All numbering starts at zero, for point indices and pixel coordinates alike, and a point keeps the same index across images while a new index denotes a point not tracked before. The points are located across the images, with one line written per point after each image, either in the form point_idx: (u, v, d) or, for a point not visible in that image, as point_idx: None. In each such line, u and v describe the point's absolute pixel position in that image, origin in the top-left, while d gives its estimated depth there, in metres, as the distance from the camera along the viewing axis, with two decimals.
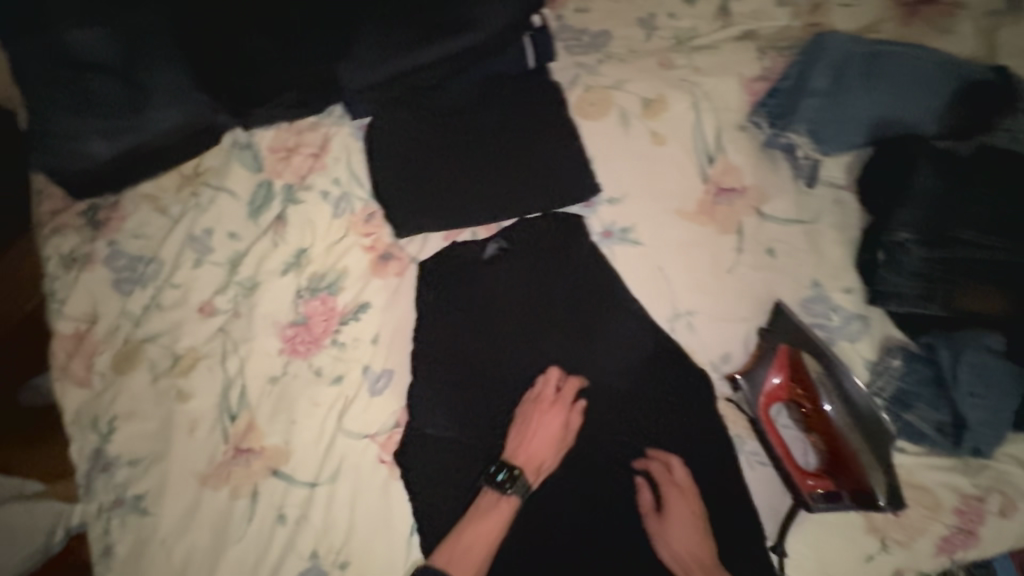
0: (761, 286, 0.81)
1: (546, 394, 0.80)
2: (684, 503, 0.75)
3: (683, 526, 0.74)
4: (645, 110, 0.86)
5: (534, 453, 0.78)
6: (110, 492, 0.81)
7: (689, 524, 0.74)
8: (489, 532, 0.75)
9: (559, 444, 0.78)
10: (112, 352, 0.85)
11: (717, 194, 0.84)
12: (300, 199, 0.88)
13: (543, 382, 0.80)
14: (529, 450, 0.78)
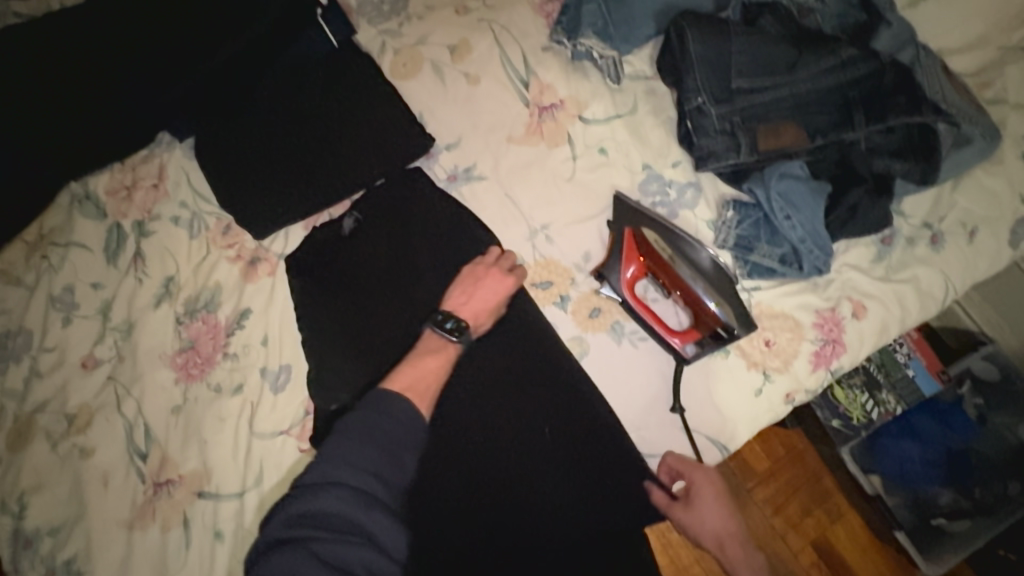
0: (600, 184, 0.88)
1: (495, 257, 0.83)
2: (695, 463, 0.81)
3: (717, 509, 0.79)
4: (453, 55, 0.91)
5: (482, 308, 0.79)
6: (35, 570, 0.80)
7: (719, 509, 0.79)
8: (434, 373, 0.75)
9: (495, 298, 0.80)
10: (3, 434, 0.84)
11: (540, 114, 0.90)
12: (152, 230, 0.89)
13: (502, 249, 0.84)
14: (474, 304, 0.79)
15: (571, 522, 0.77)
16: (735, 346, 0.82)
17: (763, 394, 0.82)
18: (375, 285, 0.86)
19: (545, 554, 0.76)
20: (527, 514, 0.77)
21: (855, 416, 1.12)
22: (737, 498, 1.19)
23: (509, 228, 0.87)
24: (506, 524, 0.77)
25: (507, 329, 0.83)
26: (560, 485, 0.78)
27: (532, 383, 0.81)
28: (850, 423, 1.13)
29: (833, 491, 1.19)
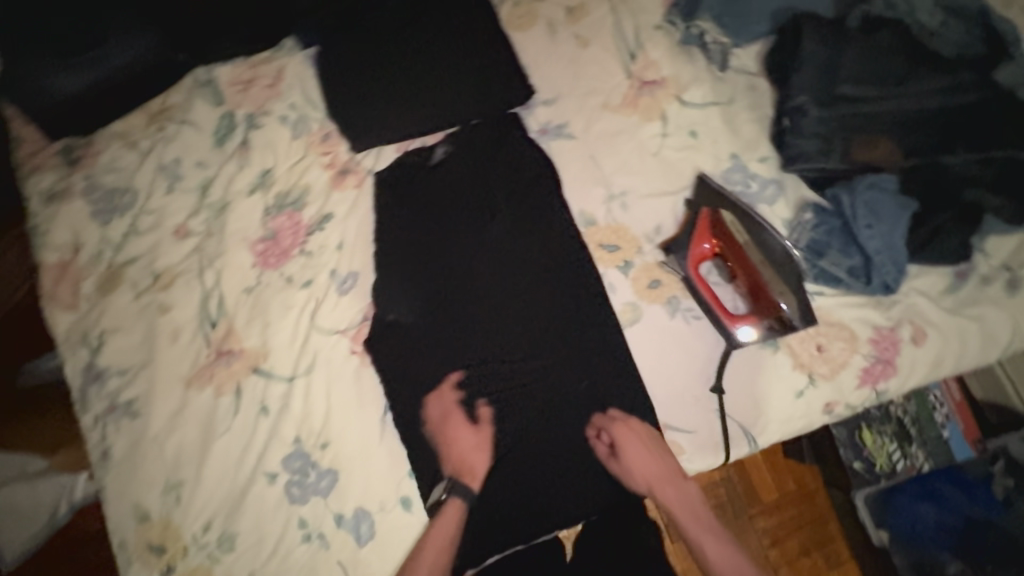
0: (685, 164, 0.90)
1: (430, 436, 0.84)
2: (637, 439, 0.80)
3: (644, 454, 0.79)
4: (569, 17, 0.96)
5: (470, 471, 0.82)
6: (103, 401, 0.88)
7: (646, 450, 0.80)
8: (448, 534, 0.79)
9: (475, 452, 0.83)
10: (95, 277, 0.92)
11: (640, 87, 0.93)
12: (261, 124, 0.96)
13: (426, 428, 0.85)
14: (461, 470, 0.82)
15: (589, 472, 0.83)
16: (786, 343, 0.83)
17: (803, 396, 0.82)
18: (452, 215, 0.90)
19: (558, 495, 0.82)
20: (550, 455, 0.83)
21: (880, 463, 1.10)
22: (738, 521, 1.18)
23: (588, 187, 0.90)
24: (526, 460, 0.83)
25: (567, 281, 0.86)
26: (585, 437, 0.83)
27: (580, 335, 0.84)
28: (871, 468, 1.10)
29: (835, 538, 1.18)
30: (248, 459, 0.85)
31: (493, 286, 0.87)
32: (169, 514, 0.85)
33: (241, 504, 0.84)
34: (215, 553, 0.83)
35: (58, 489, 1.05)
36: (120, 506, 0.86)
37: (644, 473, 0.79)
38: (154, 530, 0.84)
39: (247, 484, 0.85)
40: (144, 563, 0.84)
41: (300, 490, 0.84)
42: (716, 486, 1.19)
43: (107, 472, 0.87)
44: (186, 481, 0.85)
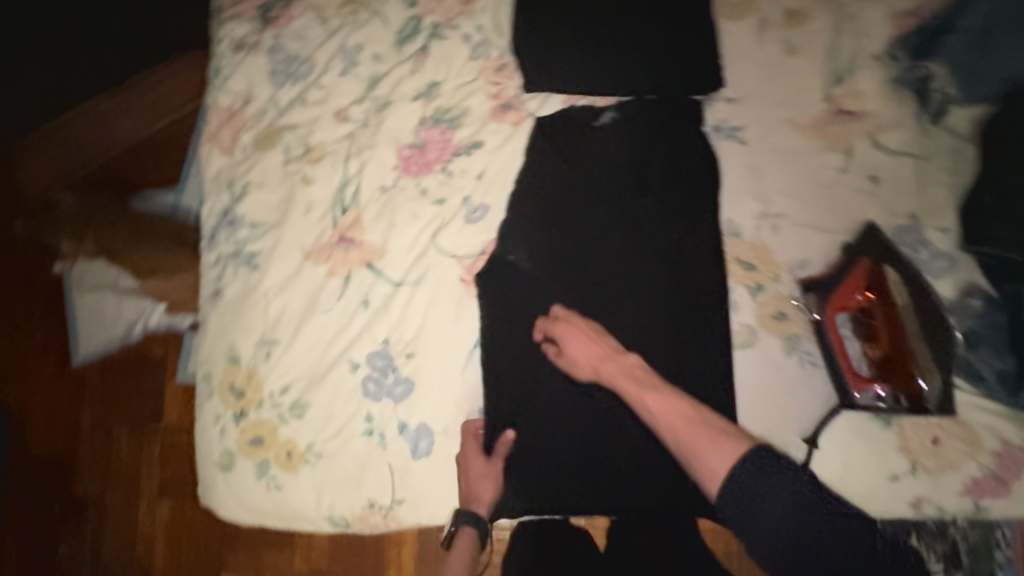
0: (856, 207, 0.84)
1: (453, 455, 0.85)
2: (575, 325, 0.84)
3: (586, 343, 0.82)
4: (786, 19, 0.90)
5: (481, 494, 0.83)
6: (229, 245, 0.94)
7: (586, 340, 0.82)
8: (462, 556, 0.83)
9: (484, 480, 0.83)
10: (254, 132, 0.97)
11: (835, 114, 0.87)
12: (445, 36, 0.97)
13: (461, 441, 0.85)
14: (473, 491, 0.83)
15: (646, 470, 0.84)
16: (899, 423, 0.78)
17: (897, 480, 0.77)
18: (599, 182, 0.89)
19: (608, 480, 0.84)
20: (615, 441, 0.84)
21: None
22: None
23: (744, 199, 0.86)
24: (590, 438, 0.85)
25: (692, 284, 0.84)
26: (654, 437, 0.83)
27: (685, 339, 0.83)
28: None
29: None
30: (337, 344, 0.89)
31: (617, 264, 0.87)
32: (256, 366, 0.90)
33: (319, 381, 0.88)
34: (285, 415, 0.88)
35: (138, 309, 1.29)
36: (217, 343, 0.92)
37: (587, 360, 0.82)
38: (239, 375, 0.90)
39: (330, 366, 0.89)
40: (222, 401, 0.90)
41: (376, 387, 0.87)
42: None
43: (216, 310, 0.93)
44: (279, 342, 0.90)
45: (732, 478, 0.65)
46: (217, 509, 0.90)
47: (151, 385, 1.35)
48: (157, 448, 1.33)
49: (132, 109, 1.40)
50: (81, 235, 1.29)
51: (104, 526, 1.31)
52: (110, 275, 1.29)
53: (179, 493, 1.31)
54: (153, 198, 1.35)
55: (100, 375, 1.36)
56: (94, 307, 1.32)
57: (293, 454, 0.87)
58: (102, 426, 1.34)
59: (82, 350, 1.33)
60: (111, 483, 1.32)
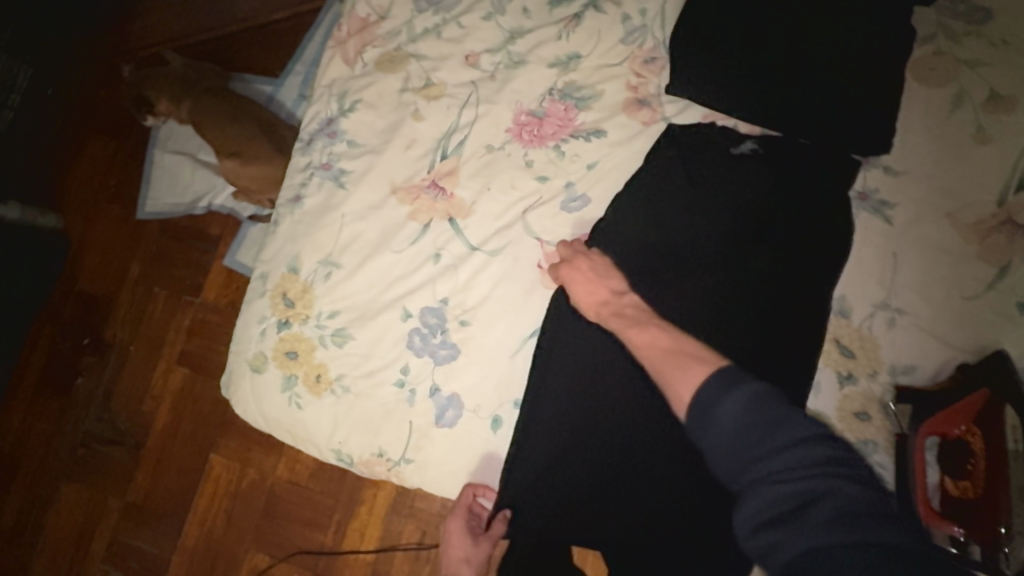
0: (990, 331, 0.74)
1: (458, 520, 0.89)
2: (584, 264, 0.80)
3: (590, 281, 0.78)
4: (985, 102, 0.79)
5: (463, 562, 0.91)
6: (323, 155, 0.92)
7: (591, 282, 0.78)
8: None
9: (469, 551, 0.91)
10: (381, 51, 0.94)
11: (1003, 224, 0.77)
12: (603, 10, 0.90)
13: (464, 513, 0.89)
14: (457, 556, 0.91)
15: (660, 527, 0.77)
16: None
17: None
18: (714, 213, 0.82)
19: (622, 524, 0.77)
20: (637, 484, 0.77)
21: None
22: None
23: (866, 281, 0.78)
24: (619, 474, 0.78)
25: (777, 351, 0.78)
26: (680, 496, 0.77)
27: None
28: None
29: None
30: (396, 288, 0.87)
31: (704, 303, 0.80)
32: (313, 283, 0.89)
33: (369, 318, 0.86)
34: (326, 339, 0.87)
35: (209, 185, 1.35)
36: (282, 248, 0.91)
37: (589, 300, 0.78)
38: (294, 285, 0.89)
39: (384, 306, 0.86)
40: (271, 305, 0.90)
41: (421, 342, 0.84)
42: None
43: (291, 215, 0.92)
44: (342, 267, 0.88)
45: (692, 401, 0.61)
46: (236, 405, 0.91)
47: (197, 260, 1.37)
48: (185, 321, 1.36)
49: None
50: (177, 99, 1.29)
51: (121, 376, 1.36)
52: (195, 144, 1.37)
53: (194, 370, 1.34)
54: (253, 84, 1.37)
55: (156, 235, 1.39)
56: (168, 170, 1.37)
57: (321, 379, 0.86)
58: (144, 284, 1.39)
59: (149, 207, 1.36)
60: (139, 339, 1.37)
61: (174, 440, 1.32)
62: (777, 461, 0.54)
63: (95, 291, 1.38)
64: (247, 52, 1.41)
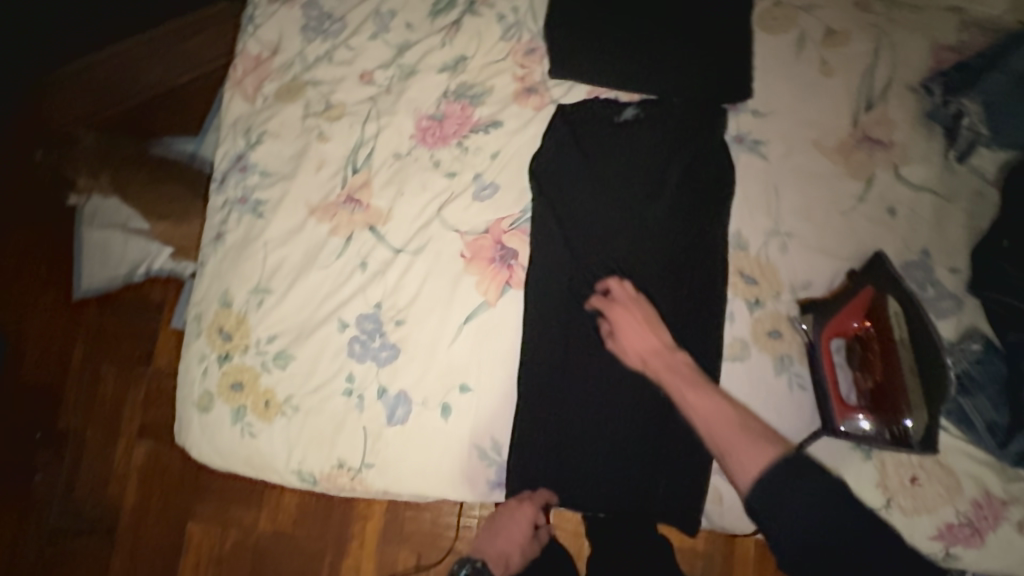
0: (868, 236, 0.82)
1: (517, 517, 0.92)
2: (638, 310, 0.83)
3: (641, 334, 0.81)
4: (824, 39, 0.89)
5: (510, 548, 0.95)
6: (237, 190, 0.95)
7: (640, 326, 0.82)
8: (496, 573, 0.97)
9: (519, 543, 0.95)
10: (278, 83, 0.98)
11: (861, 141, 0.85)
12: (479, 13, 0.97)
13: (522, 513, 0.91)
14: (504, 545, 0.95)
15: (620, 473, 0.83)
16: (880, 458, 0.77)
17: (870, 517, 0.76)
18: (615, 180, 0.88)
19: (589, 479, 0.83)
20: (592, 438, 0.84)
21: None
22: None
23: (754, 214, 0.85)
24: (574, 436, 0.84)
25: (692, 292, 0.84)
26: (630, 442, 0.83)
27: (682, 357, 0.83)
28: None
29: None
30: (330, 302, 0.89)
31: (622, 263, 0.87)
32: (246, 313, 0.90)
33: (307, 335, 0.88)
34: (268, 364, 0.88)
35: (145, 252, 1.32)
36: (212, 286, 0.93)
37: (635, 346, 0.81)
38: (229, 319, 0.90)
39: (320, 321, 0.88)
40: (209, 341, 0.91)
41: (361, 349, 0.87)
42: (694, 555, 1.12)
43: (215, 252, 0.94)
44: (272, 293, 0.90)
45: (762, 481, 0.69)
46: (191, 450, 0.91)
47: (145, 329, 1.37)
48: (142, 392, 1.35)
49: (166, 56, 1.42)
50: (96, 172, 1.28)
51: (80, 462, 1.32)
52: (124, 215, 1.31)
53: (159, 439, 1.33)
54: (173, 145, 1.38)
55: (97, 311, 1.37)
56: (100, 245, 1.33)
57: (270, 404, 0.87)
58: (91, 364, 1.36)
59: (84, 284, 1.34)
60: (95, 422, 1.33)
61: (149, 514, 1.29)
62: (823, 504, 0.66)
63: (39, 381, 1.32)
64: (161, 115, 1.42)
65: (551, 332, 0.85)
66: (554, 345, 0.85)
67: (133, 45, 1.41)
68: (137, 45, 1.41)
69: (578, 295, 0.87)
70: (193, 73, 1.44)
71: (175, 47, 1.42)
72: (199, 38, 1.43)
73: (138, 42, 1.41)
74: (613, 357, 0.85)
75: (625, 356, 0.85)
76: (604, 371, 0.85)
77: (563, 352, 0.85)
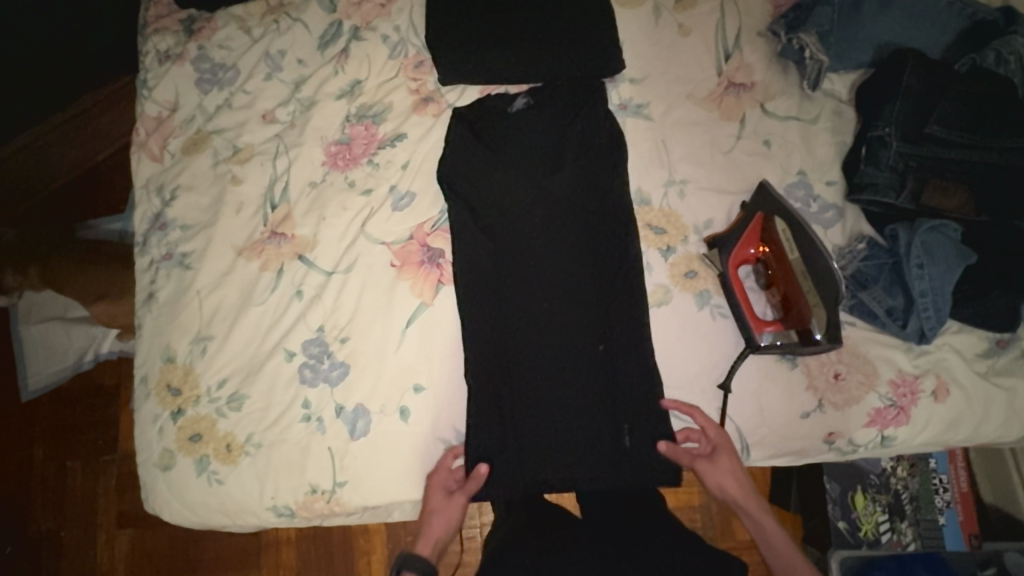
0: (751, 169, 0.91)
1: (431, 481, 0.85)
2: (726, 452, 0.83)
3: (725, 480, 0.83)
4: (676, 5, 0.98)
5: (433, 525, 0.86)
6: (161, 248, 0.96)
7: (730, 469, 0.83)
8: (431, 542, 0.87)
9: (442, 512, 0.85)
10: (183, 138, 1.00)
11: (727, 87, 0.94)
12: (364, 38, 1.02)
13: (434, 472, 0.86)
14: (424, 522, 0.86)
15: (582, 435, 0.87)
16: (803, 362, 0.84)
17: (809, 419, 0.83)
18: (520, 165, 0.94)
19: (557, 448, 0.86)
20: (550, 409, 0.87)
21: (864, 529, 1.11)
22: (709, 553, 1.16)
23: (649, 170, 0.92)
24: (531, 412, 0.88)
25: (611, 253, 0.90)
26: (585, 402, 0.87)
27: (614, 313, 0.88)
28: (856, 532, 1.12)
29: None
30: (273, 334, 0.91)
31: (545, 242, 0.92)
32: (192, 363, 0.91)
33: (257, 371, 0.90)
34: (223, 408, 0.89)
35: (89, 338, 1.31)
36: (153, 345, 0.93)
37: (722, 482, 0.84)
38: (175, 373, 0.91)
39: (267, 355, 0.90)
40: (159, 401, 0.91)
41: (312, 373, 0.89)
42: (693, 510, 1.17)
43: (150, 312, 0.94)
44: (214, 338, 0.91)
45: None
46: (162, 512, 0.90)
47: (105, 415, 1.34)
48: (113, 479, 1.31)
49: (72, 141, 1.38)
50: (24, 267, 1.23)
51: (60, 565, 1.27)
52: (60, 304, 1.31)
53: (139, 525, 1.29)
54: (101, 226, 1.37)
55: (51, 407, 1.34)
56: (41, 341, 1.30)
57: (232, 447, 0.88)
58: (55, 462, 1.32)
59: (32, 385, 1.30)
60: (69, 520, 1.29)
61: None
62: None
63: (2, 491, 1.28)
64: (82, 200, 1.41)
65: (489, 317, 0.90)
66: (495, 329, 0.90)
67: (38, 137, 1.32)
68: (39, 135, 1.32)
69: (509, 278, 0.91)
70: (109, 152, 1.44)
71: (84, 130, 1.38)
72: (106, 116, 1.40)
73: (40, 132, 1.32)
74: (554, 328, 0.90)
75: (564, 325, 0.89)
76: (546, 345, 0.89)
77: (505, 334, 0.90)
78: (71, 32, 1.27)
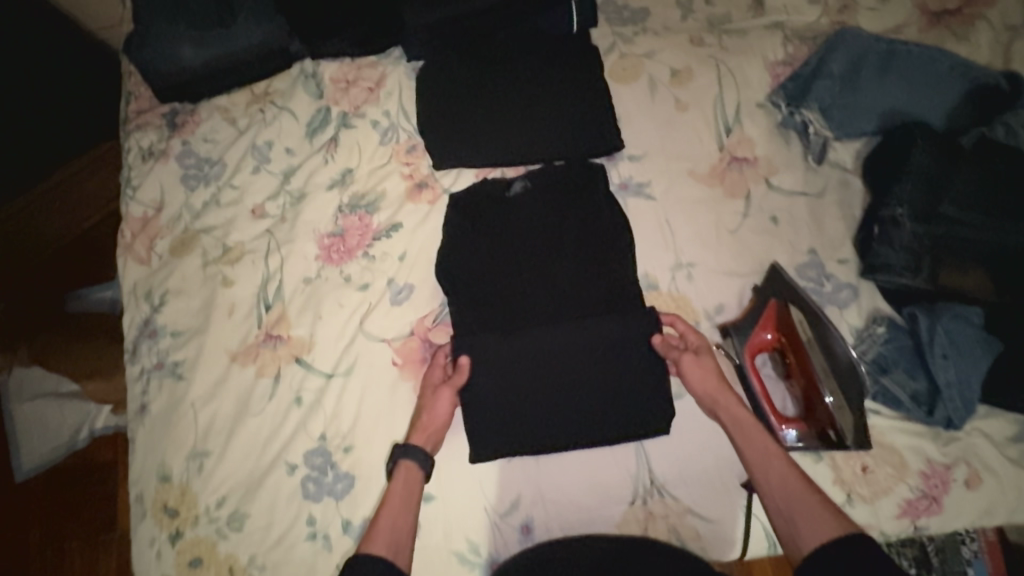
0: (761, 248, 0.88)
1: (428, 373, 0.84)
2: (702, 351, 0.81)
3: (706, 374, 0.79)
4: (672, 79, 0.96)
5: (426, 425, 0.81)
6: (151, 357, 0.92)
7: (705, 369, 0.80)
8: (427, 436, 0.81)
9: (435, 410, 0.81)
10: (170, 238, 0.97)
11: (730, 162, 0.91)
12: (353, 125, 0.99)
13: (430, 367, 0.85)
14: (417, 424, 0.81)
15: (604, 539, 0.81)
16: (830, 455, 0.80)
17: None
18: (522, 248, 0.89)
19: None
20: (567, 517, 0.82)
21: None
22: None
23: (655, 252, 0.89)
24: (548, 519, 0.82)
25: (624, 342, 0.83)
26: (603, 504, 0.82)
27: (625, 402, 0.82)
28: None
29: None
30: (273, 446, 0.87)
31: (557, 331, 0.84)
32: (188, 481, 0.87)
33: (257, 487, 0.85)
34: (223, 529, 0.84)
35: (82, 414, 1.20)
36: (146, 462, 0.89)
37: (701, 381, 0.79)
38: (171, 493, 0.86)
39: (268, 467, 0.86)
40: (156, 523, 0.86)
41: (316, 487, 0.85)
42: None
43: (142, 425, 0.90)
44: (211, 454, 0.87)
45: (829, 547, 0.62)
46: None
47: (104, 493, 1.28)
48: (111, 564, 1.24)
49: (57, 207, 1.33)
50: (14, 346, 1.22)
51: None
52: (52, 379, 1.19)
53: None
54: (93, 296, 1.31)
55: (43, 493, 1.28)
56: (35, 419, 1.20)
57: (234, 571, 0.83)
58: (52, 547, 1.25)
59: (26, 465, 1.23)
60: None
61: None
62: None
63: None
64: (70, 269, 1.36)
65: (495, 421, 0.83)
66: (499, 428, 0.82)
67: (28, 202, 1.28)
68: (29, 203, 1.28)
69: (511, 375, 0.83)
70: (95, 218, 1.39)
71: (66, 202, 1.33)
72: (93, 180, 1.36)
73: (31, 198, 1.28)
74: (566, 427, 0.82)
75: (575, 420, 0.82)
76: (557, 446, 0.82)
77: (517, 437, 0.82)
78: (56, 117, 1.26)
